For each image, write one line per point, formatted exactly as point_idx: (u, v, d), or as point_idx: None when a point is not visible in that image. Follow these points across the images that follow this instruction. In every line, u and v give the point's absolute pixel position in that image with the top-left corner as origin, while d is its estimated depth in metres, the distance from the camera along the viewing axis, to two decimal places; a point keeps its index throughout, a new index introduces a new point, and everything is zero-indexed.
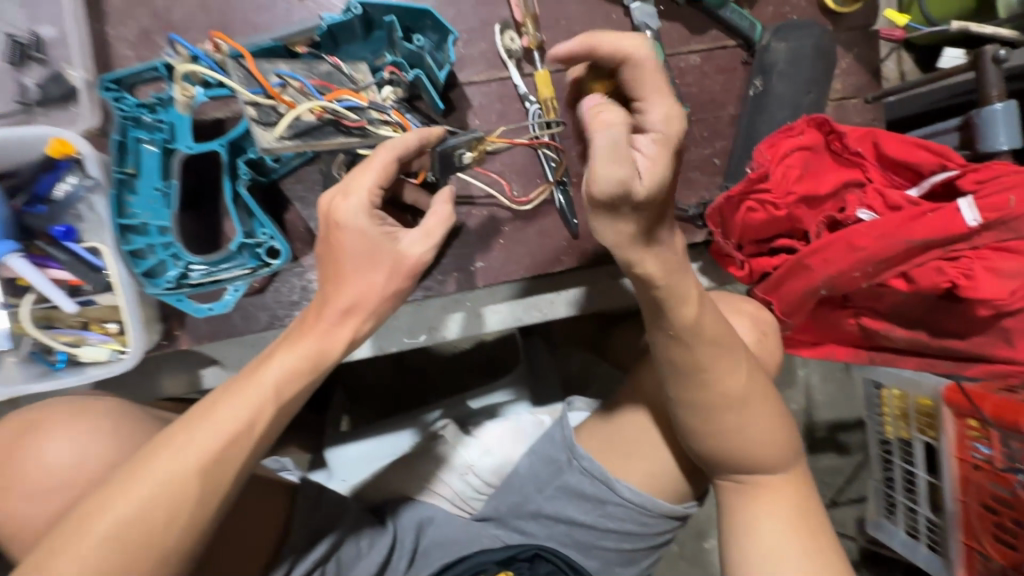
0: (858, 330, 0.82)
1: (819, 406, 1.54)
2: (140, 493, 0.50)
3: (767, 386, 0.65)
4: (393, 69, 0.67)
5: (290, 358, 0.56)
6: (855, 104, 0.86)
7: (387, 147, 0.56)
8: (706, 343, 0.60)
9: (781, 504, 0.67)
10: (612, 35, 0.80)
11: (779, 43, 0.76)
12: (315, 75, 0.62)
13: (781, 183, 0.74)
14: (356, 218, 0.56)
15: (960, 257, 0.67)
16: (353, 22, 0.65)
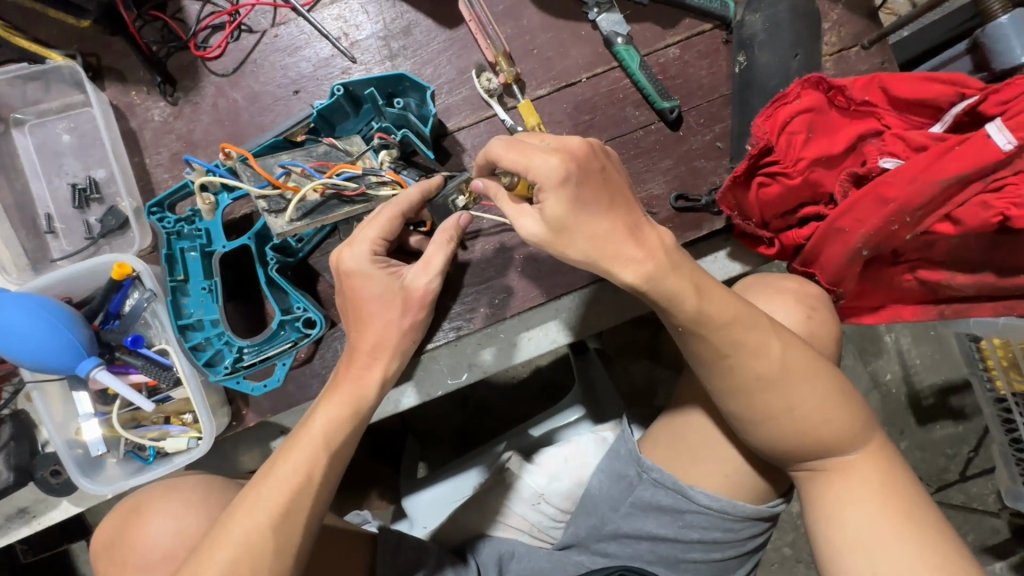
0: (919, 284, 0.76)
1: (915, 369, 1.39)
2: (224, 557, 0.55)
3: (811, 361, 0.63)
4: (382, 134, 0.72)
5: (330, 410, 0.62)
6: (858, 52, 0.82)
7: (392, 204, 0.63)
8: (719, 326, 0.61)
9: (860, 487, 0.62)
10: (586, 50, 0.82)
11: (753, 16, 0.77)
12: (314, 157, 0.69)
13: (788, 152, 0.71)
14: (371, 270, 0.63)
15: (1004, 186, 0.63)
16: (340, 102, 0.72)
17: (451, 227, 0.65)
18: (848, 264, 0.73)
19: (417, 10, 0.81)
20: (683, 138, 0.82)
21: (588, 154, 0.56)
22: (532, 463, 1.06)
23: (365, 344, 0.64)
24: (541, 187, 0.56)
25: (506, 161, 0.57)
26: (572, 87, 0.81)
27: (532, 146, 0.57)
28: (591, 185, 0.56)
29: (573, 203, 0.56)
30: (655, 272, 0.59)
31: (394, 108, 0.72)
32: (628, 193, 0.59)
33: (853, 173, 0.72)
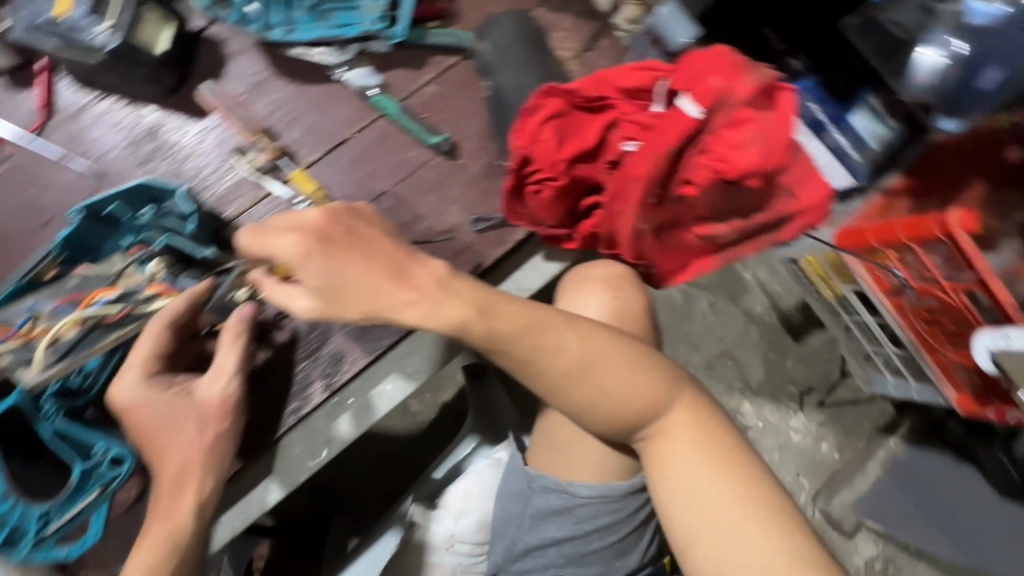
0: (699, 241, 0.81)
1: (778, 295, 1.56)
2: None
3: (608, 342, 0.67)
4: (142, 245, 0.70)
5: (142, 555, 0.62)
6: (598, 48, 0.90)
7: (152, 320, 0.66)
8: (514, 339, 0.64)
9: (677, 442, 0.67)
10: (345, 107, 0.83)
11: (482, 44, 0.83)
12: (66, 291, 0.67)
13: (546, 157, 0.77)
14: (155, 395, 0.66)
15: (709, 146, 0.69)
16: (84, 227, 0.68)
17: (232, 325, 0.69)
18: (632, 241, 0.78)
19: (163, 112, 0.80)
20: (465, 165, 0.85)
21: (329, 222, 0.59)
22: (438, 508, 1.06)
23: (167, 475, 0.65)
24: (291, 265, 0.58)
25: (252, 249, 0.59)
26: (343, 144, 0.83)
27: (274, 227, 0.59)
28: (339, 247, 0.59)
29: (326, 268, 0.58)
30: (433, 306, 0.61)
31: (146, 215, 0.70)
32: (389, 242, 0.62)
33: (610, 161, 0.78)
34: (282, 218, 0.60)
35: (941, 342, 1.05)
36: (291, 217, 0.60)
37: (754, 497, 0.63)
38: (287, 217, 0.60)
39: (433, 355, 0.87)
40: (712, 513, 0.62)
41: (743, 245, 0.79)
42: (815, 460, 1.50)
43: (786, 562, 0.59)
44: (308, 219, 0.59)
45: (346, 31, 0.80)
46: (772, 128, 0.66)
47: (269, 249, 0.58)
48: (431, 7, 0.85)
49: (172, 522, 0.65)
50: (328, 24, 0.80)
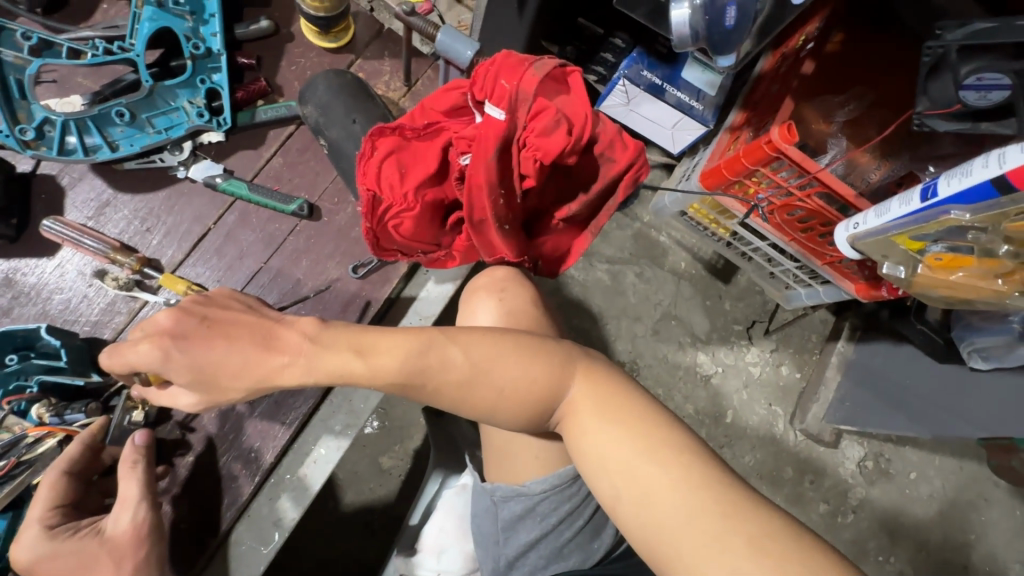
0: (565, 223, 0.88)
1: (695, 246, 1.58)
2: None
3: (494, 341, 0.68)
4: (17, 396, 0.79)
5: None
6: (420, 87, 1.04)
7: (53, 467, 0.76)
8: (397, 370, 0.63)
9: (587, 416, 0.67)
10: (206, 199, 0.94)
11: (306, 108, 0.92)
12: None
13: (395, 194, 0.81)
14: (61, 545, 0.72)
15: (526, 140, 0.74)
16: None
17: (131, 452, 0.79)
18: (504, 241, 0.81)
19: (25, 263, 0.89)
20: (329, 220, 0.96)
21: (179, 319, 0.61)
22: (417, 554, 1.05)
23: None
24: (159, 371, 0.61)
25: (115, 367, 0.62)
26: (208, 235, 0.93)
27: (130, 342, 0.62)
28: (197, 338, 0.60)
29: (192, 362, 0.60)
30: (309, 363, 0.61)
31: (12, 368, 0.79)
32: (249, 315, 0.63)
33: (456, 177, 0.81)
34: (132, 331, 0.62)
35: (822, 244, 1.12)
36: (142, 327, 0.62)
37: (667, 453, 0.63)
38: (138, 328, 0.62)
39: (360, 401, 0.94)
40: (630, 478, 0.62)
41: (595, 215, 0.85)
42: (779, 386, 1.55)
43: (704, 495, 0.59)
44: (161, 322, 0.61)
45: (173, 132, 0.89)
46: (567, 109, 0.74)
47: (132, 361, 0.61)
48: (248, 88, 0.95)
49: None
50: (152, 129, 0.88)
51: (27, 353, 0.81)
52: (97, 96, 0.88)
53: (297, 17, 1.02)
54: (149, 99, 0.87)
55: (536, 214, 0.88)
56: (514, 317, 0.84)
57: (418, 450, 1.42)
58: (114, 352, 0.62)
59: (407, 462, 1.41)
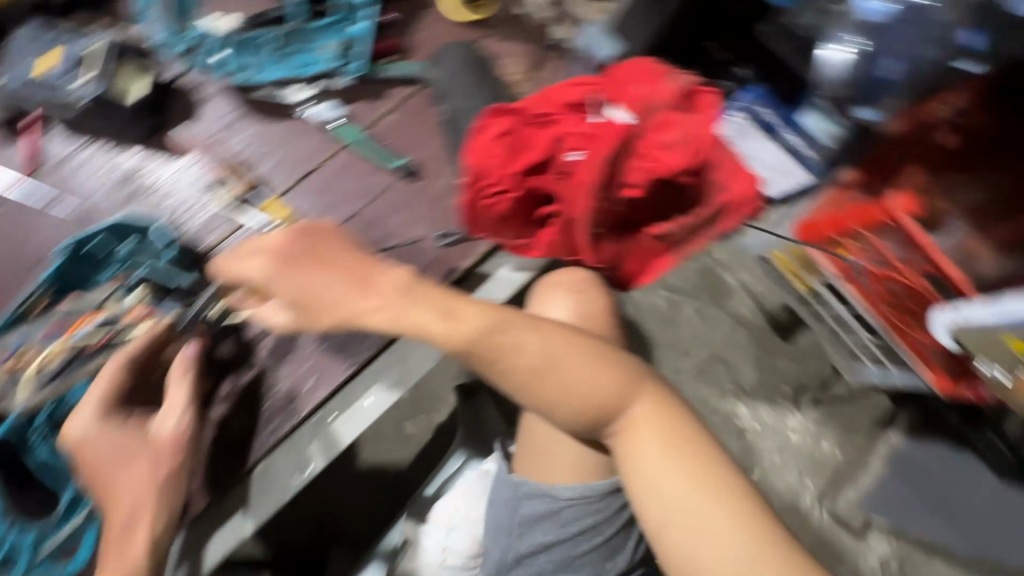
0: (654, 239, 0.86)
1: (763, 295, 1.49)
2: None
3: (570, 338, 0.68)
4: (120, 278, 0.82)
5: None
6: (535, 78, 1.04)
7: (114, 357, 0.78)
8: (473, 342, 0.64)
9: (648, 438, 0.66)
10: (318, 140, 0.97)
11: (431, 74, 0.95)
12: (54, 321, 0.80)
13: (498, 172, 0.81)
14: (111, 430, 0.77)
15: (646, 148, 0.78)
16: (102, 238, 0.81)
17: (183, 361, 0.82)
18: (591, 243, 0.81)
19: (154, 159, 0.95)
20: (424, 184, 0.96)
21: (293, 241, 0.66)
22: (427, 522, 1.08)
23: (116, 532, 0.72)
24: (264, 282, 0.66)
25: (235, 271, 0.71)
26: (314, 174, 0.95)
27: (251, 253, 0.71)
28: (303, 262, 0.65)
29: (293, 283, 0.64)
30: (395, 310, 0.64)
31: (124, 250, 0.82)
32: (349, 253, 0.66)
33: (559, 170, 0.81)
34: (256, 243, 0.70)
35: (911, 324, 1.03)
36: (261, 241, 0.69)
37: (724, 488, 0.62)
38: (257, 241, 0.69)
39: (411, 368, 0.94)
40: (682, 507, 0.62)
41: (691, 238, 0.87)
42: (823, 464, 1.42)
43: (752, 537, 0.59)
44: (277, 239, 0.67)
45: (310, 69, 0.96)
46: (693, 129, 0.79)
47: (248, 267, 0.69)
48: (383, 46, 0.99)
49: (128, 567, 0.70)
50: (290, 66, 0.96)
51: (135, 233, 0.83)
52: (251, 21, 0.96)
53: None
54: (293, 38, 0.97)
55: (624, 226, 0.86)
56: (588, 316, 0.82)
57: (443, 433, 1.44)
58: (232, 258, 0.71)
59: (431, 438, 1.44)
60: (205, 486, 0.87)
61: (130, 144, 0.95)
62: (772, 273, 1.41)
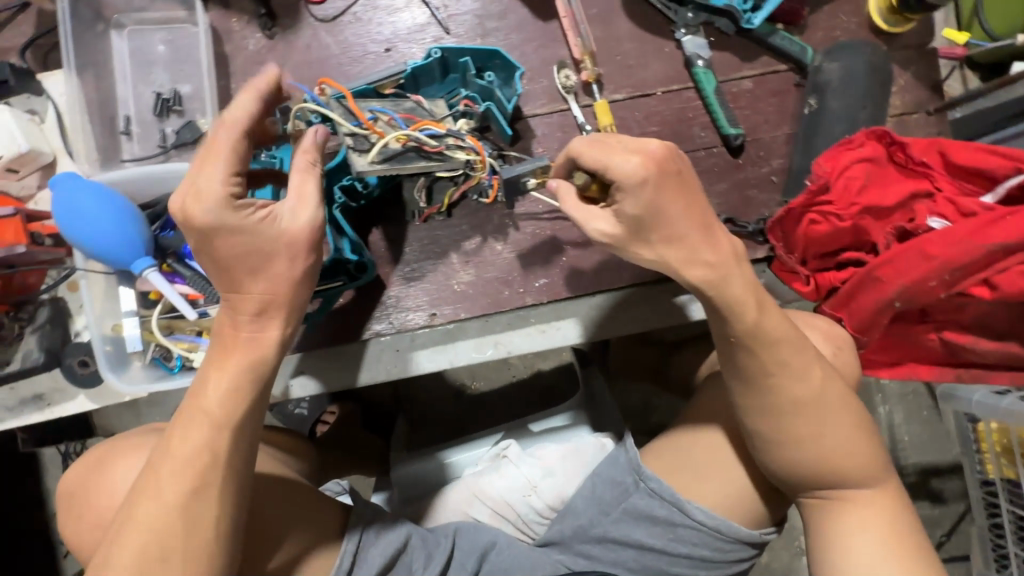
0: (942, 346, 0.80)
1: (903, 444, 1.40)
2: (131, 547, 0.54)
3: (844, 397, 0.69)
4: (467, 102, 0.76)
5: (227, 378, 0.58)
6: (916, 120, 0.85)
7: (228, 127, 0.54)
8: (776, 354, 0.66)
9: (865, 517, 0.69)
10: (665, 65, 0.84)
11: (829, 64, 0.80)
12: (401, 109, 0.73)
13: (843, 195, 0.75)
14: (224, 217, 0.54)
15: None
16: (432, 65, 0.76)
17: (309, 147, 0.59)
18: (883, 313, 0.77)
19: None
20: (742, 167, 0.84)
21: (666, 156, 0.61)
22: (529, 454, 1.09)
23: (247, 323, 0.58)
24: (619, 183, 0.60)
25: (587, 158, 0.61)
26: (647, 98, 0.84)
27: (612, 146, 0.62)
28: (666, 183, 0.60)
29: (651, 202, 0.61)
30: (720, 277, 0.64)
31: (482, 80, 0.76)
32: (698, 193, 0.64)
33: (900, 226, 0.76)
34: (619, 138, 0.63)
35: None
36: (627, 140, 0.63)
37: None
38: (623, 139, 0.63)
39: (623, 323, 0.88)
40: None
41: (998, 370, 0.77)
42: None
43: None
44: (644, 145, 0.62)
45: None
46: None
47: (601, 154, 0.61)
48: (784, 8, 0.82)
49: (254, 348, 0.59)
50: None
51: (475, 70, 0.77)
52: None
53: None
54: None
55: (921, 318, 0.81)
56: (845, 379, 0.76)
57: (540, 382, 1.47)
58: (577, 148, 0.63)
59: (526, 380, 1.47)
60: (390, 324, 0.84)
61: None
62: (961, 438, 1.22)
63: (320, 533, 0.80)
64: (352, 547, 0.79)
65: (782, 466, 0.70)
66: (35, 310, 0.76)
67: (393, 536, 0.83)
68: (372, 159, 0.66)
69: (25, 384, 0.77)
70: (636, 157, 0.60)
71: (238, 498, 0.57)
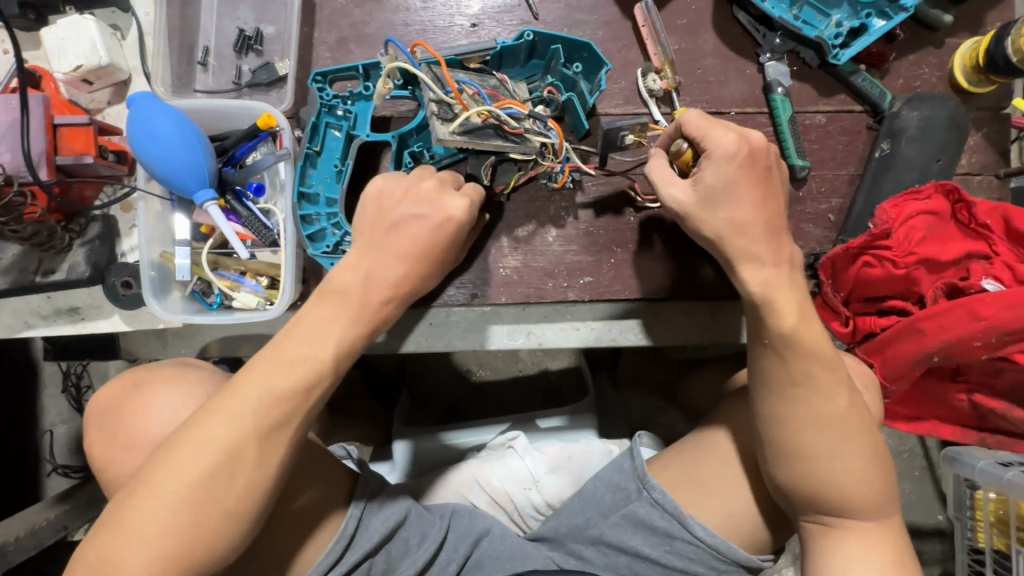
0: (970, 407, 0.80)
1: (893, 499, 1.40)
2: (200, 462, 0.55)
3: (867, 425, 0.64)
4: (551, 89, 0.78)
5: (342, 334, 0.62)
6: (979, 181, 0.86)
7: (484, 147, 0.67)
8: (825, 373, 0.62)
9: (874, 551, 0.63)
10: (744, 86, 0.85)
11: (909, 112, 0.80)
12: (486, 86, 0.74)
13: (902, 243, 0.76)
14: (461, 212, 0.67)
15: None
16: (521, 47, 0.76)
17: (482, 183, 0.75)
18: (920, 365, 0.76)
19: None
20: (801, 200, 0.85)
21: (762, 149, 0.63)
22: (536, 448, 1.07)
23: (379, 295, 0.64)
24: (711, 151, 0.62)
25: (690, 126, 0.63)
26: (720, 116, 0.85)
27: (716, 122, 0.64)
28: (751, 171, 0.62)
29: (729, 179, 0.62)
30: (772, 280, 0.63)
31: (569, 70, 0.77)
32: (775, 206, 0.64)
33: (954, 284, 0.76)
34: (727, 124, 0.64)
35: None
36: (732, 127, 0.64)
37: None
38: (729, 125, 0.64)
39: (658, 333, 0.87)
40: None
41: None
42: None
43: None
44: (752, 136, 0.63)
45: (804, 29, 0.79)
46: None
47: (704, 130, 0.63)
48: (870, 51, 0.83)
49: (360, 305, 0.63)
50: (794, 12, 0.80)
51: (562, 58, 0.77)
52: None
53: (967, 26, 0.86)
54: None
55: (953, 377, 0.81)
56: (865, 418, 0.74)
57: (546, 381, 1.44)
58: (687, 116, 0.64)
59: (530, 378, 1.44)
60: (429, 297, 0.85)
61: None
62: (955, 502, 1.22)
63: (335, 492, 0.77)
64: (357, 513, 0.76)
65: (788, 488, 0.65)
66: (86, 224, 0.75)
67: (395, 506, 0.80)
68: (454, 129, 0.66)
69: (62, 295, 0.77)
70: (738, 137, 0.62)
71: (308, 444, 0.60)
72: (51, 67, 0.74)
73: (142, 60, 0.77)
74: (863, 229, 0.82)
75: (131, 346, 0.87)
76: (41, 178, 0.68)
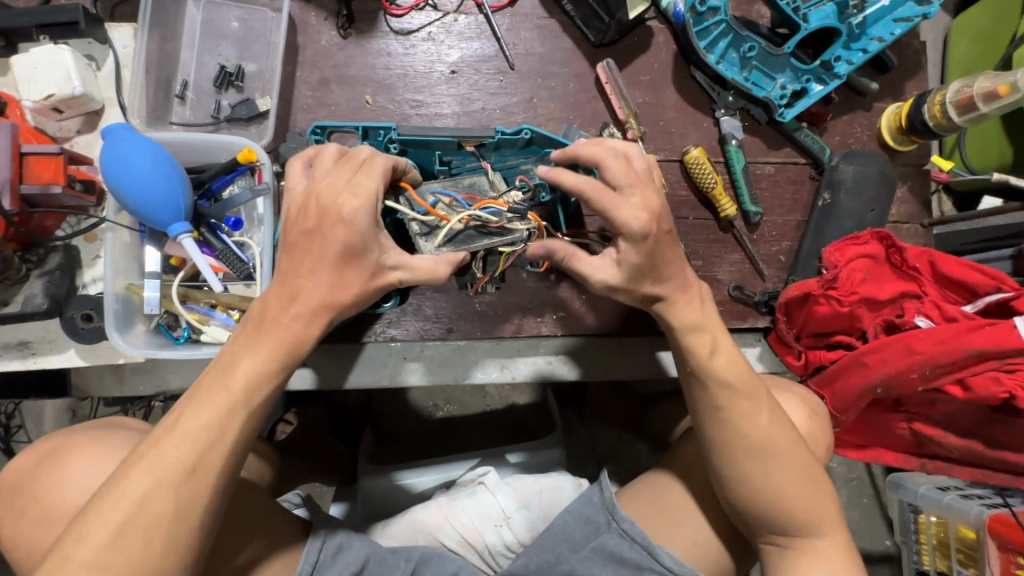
0: (911, 434, 0.87)
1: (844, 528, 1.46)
2: (108, 524, 0.50)
3: (790, 438, 0.68)
4: (527, 180, 0.77)
5: (256, 363, 0.55)
6: (908, 229, 0.96)
7: (379, 159, 0.59)
8: (725, 401, 0.67)
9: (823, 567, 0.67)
10: (702, 137, 0.92)
11: (846, 165, 0.90)
12: (461, 188, 0.74)
13: (846, 284, 0.83)
14: (359, 222, 0.55)
15: (1016, 370, 0.74)
16: (518, 139, 0.79)
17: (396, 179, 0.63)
18: (863, 395, 0.82)
19: (577, 50, 0.90)
20: (754, 242, 0.92)
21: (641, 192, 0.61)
22: (506, 484, 1.06)
23: (315, 290, 0.56)
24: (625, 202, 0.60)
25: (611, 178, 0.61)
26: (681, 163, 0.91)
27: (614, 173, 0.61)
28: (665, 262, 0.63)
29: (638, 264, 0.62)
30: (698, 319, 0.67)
31: None
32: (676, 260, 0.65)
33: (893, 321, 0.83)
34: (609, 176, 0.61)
35: None
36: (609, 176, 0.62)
37: None
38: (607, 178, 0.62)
39: (619, 366, 0.90)
40: None
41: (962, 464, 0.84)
42: None
43: None
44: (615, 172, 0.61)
45: (753, 89, 0.88)
46: None
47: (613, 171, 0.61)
48: (811, 110, 0.92)
49: (288, 330, 0.56)
50: (745, 74, 0.88)
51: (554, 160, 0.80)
52: (739, 20, 0.88)
53: (892, 92, 0.97)
54: (773, 58, 0.87)
55: (894, 408, 0.88)
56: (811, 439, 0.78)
57: (512, 416, 1.44)
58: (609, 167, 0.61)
59: (497, 412, 1.44)
60: (405, 332, 0.86)
61: (551, 19, 0.90)
62: (901, 526, 1.28)
63: (278, 540, 0.75)
64: (308, 566, 0.73)
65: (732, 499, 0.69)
66: (45, 254, 0.72)
67: (352, 554, 0.77)
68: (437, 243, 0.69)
69: (10, 328, 0.73)
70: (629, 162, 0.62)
71: (227, 488, 0.54)
72: (18, 94, 0.72)
73: (117, 90, 0.76)
74: (811, 270, 0.89)
75: (83, 383, 0.82)
76: (2, 207, 0.65)
